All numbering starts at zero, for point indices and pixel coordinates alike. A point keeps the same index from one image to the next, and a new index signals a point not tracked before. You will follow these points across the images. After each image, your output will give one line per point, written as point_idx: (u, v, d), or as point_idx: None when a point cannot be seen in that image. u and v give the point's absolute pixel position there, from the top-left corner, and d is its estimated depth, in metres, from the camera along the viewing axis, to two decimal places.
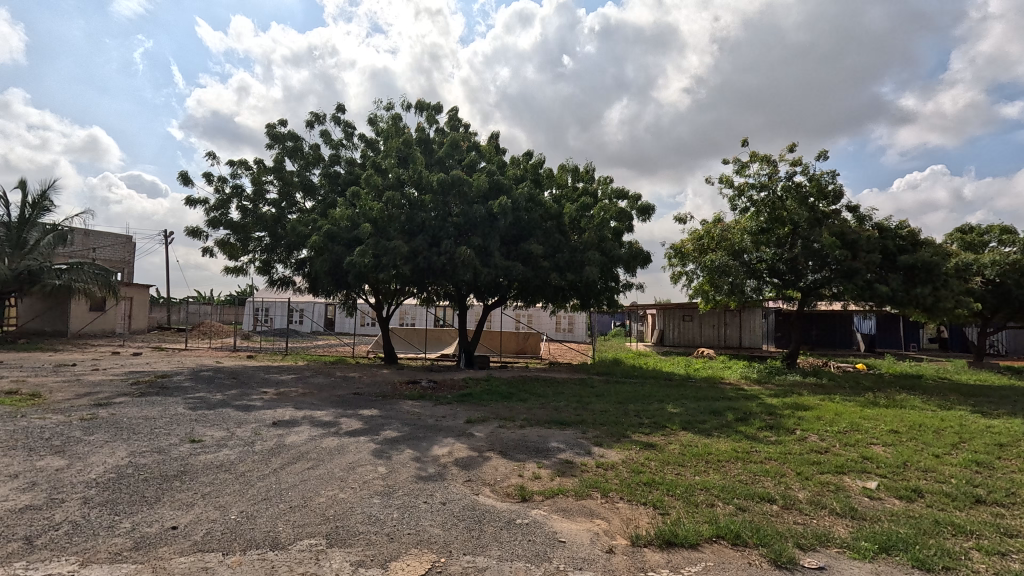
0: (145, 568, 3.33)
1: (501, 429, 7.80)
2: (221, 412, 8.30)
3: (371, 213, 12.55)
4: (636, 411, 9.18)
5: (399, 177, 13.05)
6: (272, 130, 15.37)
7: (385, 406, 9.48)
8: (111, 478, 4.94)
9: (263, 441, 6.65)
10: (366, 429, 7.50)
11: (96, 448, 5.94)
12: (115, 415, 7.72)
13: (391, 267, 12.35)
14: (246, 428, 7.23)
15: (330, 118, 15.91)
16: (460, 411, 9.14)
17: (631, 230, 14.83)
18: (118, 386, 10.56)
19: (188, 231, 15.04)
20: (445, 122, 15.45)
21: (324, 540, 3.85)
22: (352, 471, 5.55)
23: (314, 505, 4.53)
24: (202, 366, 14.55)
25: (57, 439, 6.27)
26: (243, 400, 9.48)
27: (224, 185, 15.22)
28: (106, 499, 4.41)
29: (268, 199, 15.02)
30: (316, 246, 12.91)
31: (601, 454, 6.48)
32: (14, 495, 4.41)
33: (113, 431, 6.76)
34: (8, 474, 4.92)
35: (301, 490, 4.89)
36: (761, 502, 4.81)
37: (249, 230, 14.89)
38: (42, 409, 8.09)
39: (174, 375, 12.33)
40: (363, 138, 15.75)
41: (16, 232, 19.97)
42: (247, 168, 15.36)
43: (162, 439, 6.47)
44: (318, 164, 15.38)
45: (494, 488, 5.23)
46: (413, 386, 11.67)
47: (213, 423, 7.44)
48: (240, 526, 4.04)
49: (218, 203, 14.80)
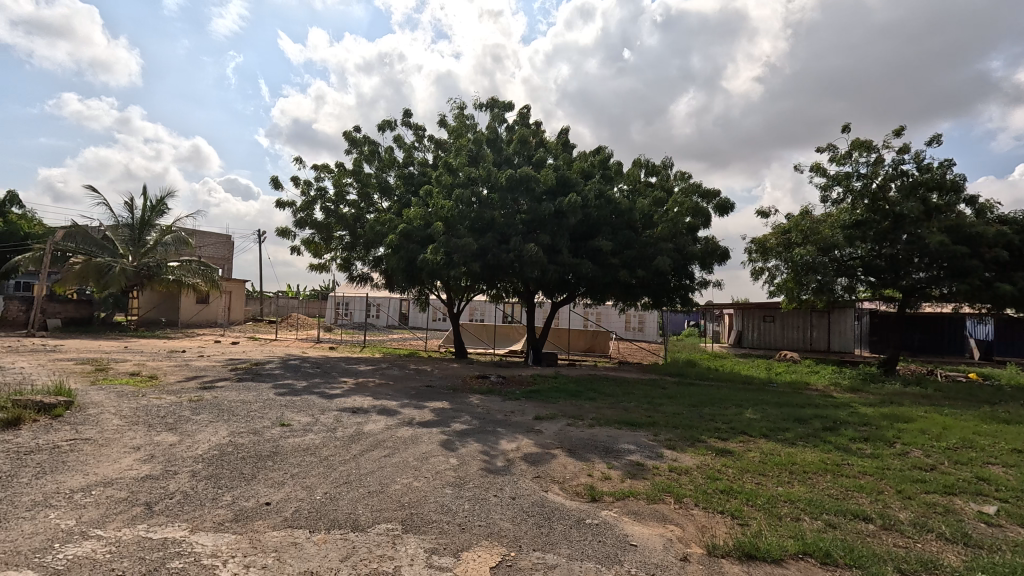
0: (244, 538, 3.65)
1: (570, 428, 7.76)
2: (306, 399, 8.90)
3: (442, 212, 12.92)
4: (711, 415, 8.77)
5: (470, 175, 13.22)
6: (350, 136, 16.21)
7: (455, 399, 9.72)
8: (215, 455, 5.45)
9: (345, 427, 7.05)
10: (438, 421, 7.76)
11: (202, 427, 6.59)
12: (217, 398, 8.52)
13: (462, 264, 12.64)
14: (329, 415, 7.70)
15: (403, 121, 16.56)
16: (529, 408, 9.19)
17: (707, 226, 14.14)
18: (220, 372, 11.64)
19: (279, 231, 16.28)
20: (513, 120, 15.58)
21: (400, 525, 4.02)
22: (425, 461, 5.74)
23: (390, 491, 4.74)
24: (290, 356, 15.64)
25: (171, 417, 7.03)
26: (326, 389, 10.12)
27: (309, 188, 16.28)
28: (210, 474, 4.87)
29: (348, 201, 15.85)
30: (391, 244, 13.51)
31: (674, 458, 6.26)
32: (137, 465, 4.99)
33: (216, 412, 7.46)
34: (132, 446, 5.59)
35: (378, 476, 5.13)
36: (854, 520, 4.43)
37: (332, 229, 15.79)
38: (157, 390, 9.09)
39: (266, 364, 13.38)
40: (433, 140, 16.25)
41: (137, 232, 23.01)
42: (330, 171, 16.35)
43: (257, 421, 7.05)
44: (392, 167, 16.06)
45: (563, 486, 5.20)
46: (483, 381, 11.87)
47: (299, 409, 8.00)
48: (325, 506, 4.31)
49: (304, 205, 15.84)
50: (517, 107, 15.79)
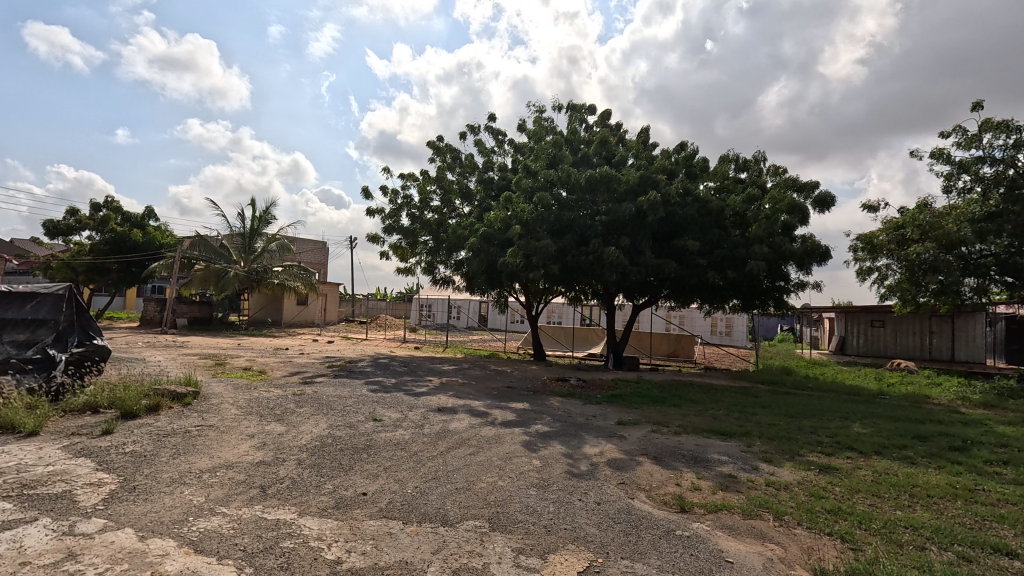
0: (345, 524, 3.90)
1: (655, 434, 7.51)
2: (395, 396, 9.37)
3: (522, 215, 13.05)
4: (812, 427, 8.08)
5: (549, 178, 13.25)
6: (434, 144, 16.86)
7: (536, 401, 9.76)
8: (317, 445, 5.89)
9: (432, 424, 7.34)
10: (519, 422, 7.84)
11: (305, 419, 7.16)
12: (317, 392, 9.22)
13: (541, 266, 12.69)
14: (417, 412, 8.05)
15: (484, 127, 16.97)
16: (611, 412, 9.01)
17: (805, 223, 13.08)
18: (318, 368, 12.57)
19: (369, 237, 17.29)
20: (592, 120, 15.41)
21: (486, 523, 4.10)
22: (509, 460, 5.82)
23: (477, 489, 4.85)
24: (380, 354, 16.55)
25: (279, 408, 7.71)
26: (413, 387, 10.59)
27: (396, 196, 17.15)
28: (314, 462, 5.28)
29: (431, 207, 16.50)
30: (472, 247, 13.87)
31: (770, 472, 5.84)
32: (253, 451, 5.53)
33: (316, 405, 8.08)
34: (248, 434, 6.20)
35: (464, 473, 5.27)
36: (996, 555, 3.87)
37: (417, 234, 16.52)
38: (267, 383, 10.00)
39: (359, 362, 14.27)
40: (513, 144, 16.49)
41: (248, 241, 25.47)
42: (415, 179, 17.12)
43: (352, 415, 7.54)
44: (473, 172, 16.50)
45: (649, 494, 5.04)
46: (563, 384, 11.83)
47: (389, 405, 8.44)
48: (416, 499, 4.50)
49: (392, 212, 16.70)
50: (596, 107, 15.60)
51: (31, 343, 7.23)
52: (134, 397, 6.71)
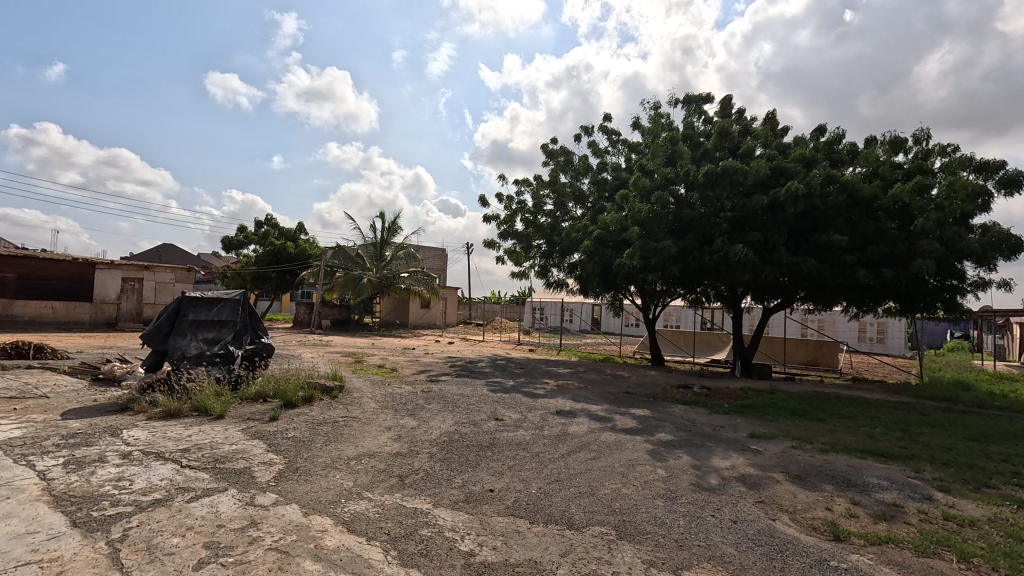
0: (476, 519, 4.06)
1: (796, 451, 6.77)
2: (514, 397, 9.60)
3: (639, 215, 12.66)
4: (1004, 455, 6.71)
5: (666, 176, 12.70)
6: (547, 148, 17.04)
7: (657, 408, 9.37)
8: (446, 440, 6.23)
9: (552, 427, 7.38)
10: (640, 428, 7.57)
11: (434, 415, 7.62)
12: (443, 390, 9.78)
13: (660, 268, 12.18)
14: (536, 414, 8.17)
15: (597, 128, 16.79)
16: (742, 424, 8.33)
17: (987, 210, 10.99)
18: (442, 367, 13.33)
19: (486, 243, 17.96)
20: (714, 111, 14.48)
21: (613, 530, 4.01)
22: (632, 468, 5.63)
23: (601, 494, 4.77)
24: (497, 356, 17.09)
25: (410, 404, 8.31)
26: (531, 388, 10.77)
27: (511, 202, 17.62)
28: (444, 457, 5.58)
29: (545, 211, 16.69)
30: (587, 250, 13.74)
31: (949, 504, 4.95)
32: (390, 443, 6.01)
33: (443, 402, 8.57)
34: (386, 426, 6.77)
35: (587, 478, 5.22)
36: None
37: (531, 239, 16.79)
38: (399, 380, 10.84)
39: (478, 362, 14.90)
40: (627, 143, 16.10)
41: (379, 250, 27.91)
42: (529, 184, 17.44)
43: (476, 413, 7.86)
44: (586, 174, 16.38)
45: (794, 517, 4.55)
46: (685, 391, 11.22)
47: (510, 405, 8.67)
48: (540, 500, 4.54)
49: (507, 217, 17.19)
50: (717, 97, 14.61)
51: (217, 340, 8.60)
52: (293, 389, 7.65)
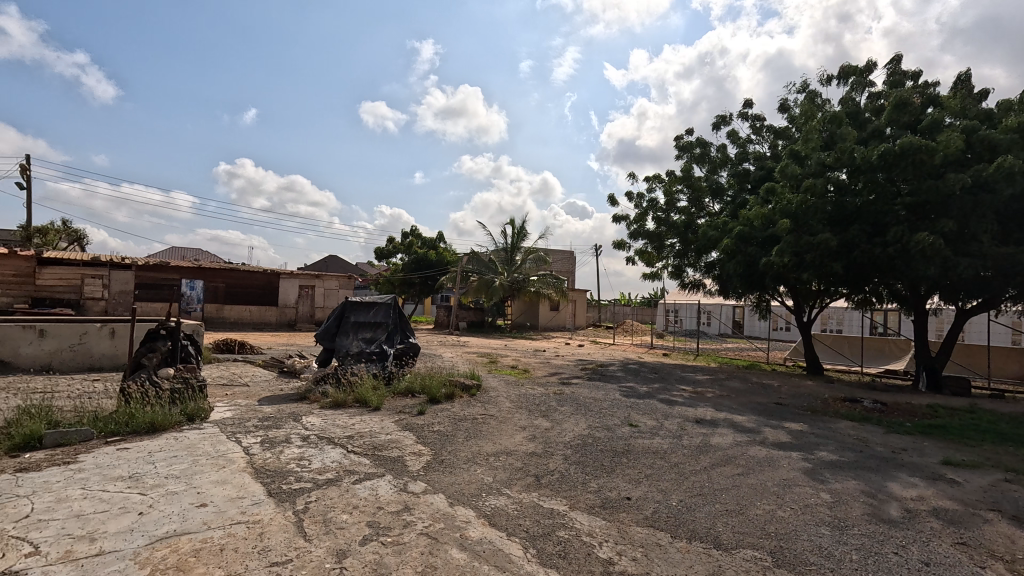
0: (614, 526, 3.97)
1: (1010, 485, 5.49)
2: (649, 403, 9.23)
3: (790, 207, 11.41)
4: None
5: (824, 161, 11.28)
6: (680, 142, 16.15)
7: (817, 423, 8.30)
8: (580, 444, 6.20)
9: (691, 436, 6.93)
10: (797, 445, 6.76)
11: (567, 417, 7.63)
12: (575, 393, 9.76)
13: (816, 265, 10.84)
14: (673, 422, 7.75)
15: (738, 115, 15.51)
16: (930, 448, 7.00)
17: None
18: (573, 370, 13.33)
19: (615, 244, 17.58)
20: (884, 81, 12.49)
21: (768, 556, 3.63)
22: (788, 489, 5.04)
23: (752, 514, 4.36)
24: (629, 360, 16.62)
25: (543, 405, 8.44)
26: (667, 395, 10.26)
27: (642, 200, 17.01)
28: (579, 460, 5.56)
29: (678, 207, 15.82)
30: (727, 249, 12.75)
31: None
32: (525, 442, 6.15)
33: (575, 405, 8.56)
34: (521, 425, 6.95)
35: (735, 495, 4.80)
36: None
37: (664, 238, 16.03)
38: (532, 382, 11.08)
39: (609, 365, 14.63)
40: (773, 129, 14.63)
41: (509, 255, 28.92)
42: (660, 181, 16.70)
43: (609, 418, 7.70)
44: (725, 166, 15.22)
45: (1011, 568, 3.68)
46: (851, 405, 9.77)
47: (644, 412, 8.35)
48: (682, 514, 4.28)
49: (637, 216, 16.64)
50: (889, 65, 12.56)
51: (373, 340, 9.62)
52: (436, 386, 8.24)
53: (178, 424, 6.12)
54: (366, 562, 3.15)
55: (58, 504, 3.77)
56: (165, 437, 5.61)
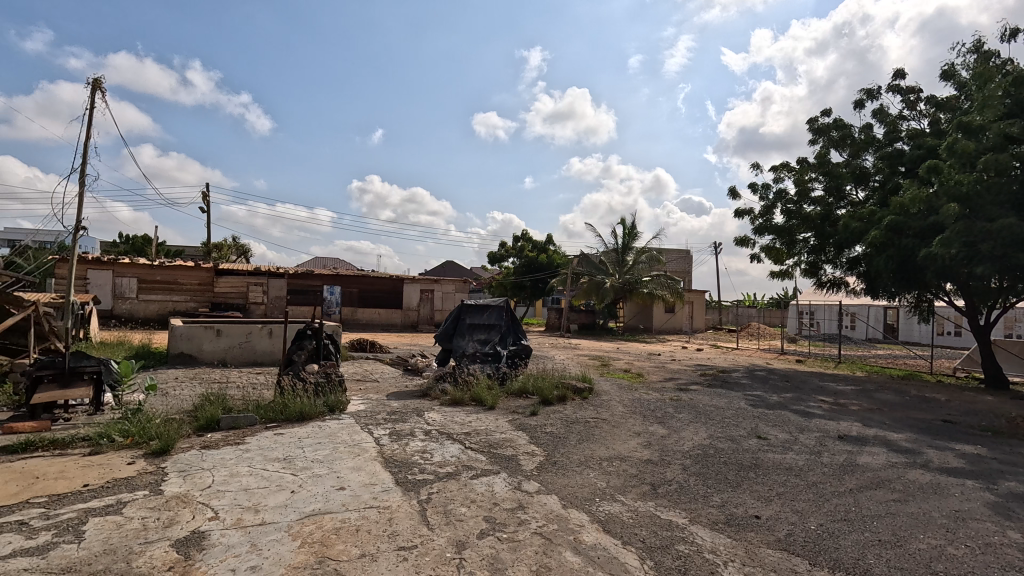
0: (740, 546, 3.67)
1: None
2: (781, 414, 8.40)
3: (959, 190, 9.70)
4: None
5: (1007, 133, 9.45)
6: (814, 125, 14.54)
7: (1001, 446, 6.92)
8: (700, 454, 5.84)
9: (833, 454, 6.18)
10: (973, 472, 5.69)
11: (685, 425, 7.24)
12: (693, 399, 9.22)
13: (998, 258, 9.08)
14: (810, 436, 6.97)
15: (886, 89, 13.57)
16: None
17: None
18: (692, 376, 12.60)
19: (738, 241, 16.33)
20: None
21: None
22: (963, 523, 4.26)
23: (912, 549, 3.76)
24: (755, 366, 15.31)
25: (659, 411, 8.09)
26: (801, 405, 9.27)
27: (768, 192, 15.60)
28: (699, 471, 5.23)
29: (813, 198, 14.24)
30: (876, 242, 11.19)
31: None
32: (640, 449, 5.95)
33: (694, 413, 8.08)
34: (635, 431, 6.74)
35: (890, 524, 4.18)
36: None
37: (795, 232, 14.51)
38: (646, 386, 10.70)
39: (732, 371, 13.61)
40: (934, 100, 12.56)
41: (620, 256, 28.24)
42: (790, 169, 15.17)
43: (733, 429, 7.15)
44: (871, 147, 13.40)
45: None
46: None
47: (775, 423, 7.62)
48: (823, 540, 3.83)
49: (763, 210, 15.29)
50: None
51: (488, 341, 9.97)
52: (549, 388, 8.31)
53: (322, 414, 6.89)
54: (483, 556, 3.27)
55: (231, 478, 4.44)
56: (312, 425, 6.35)
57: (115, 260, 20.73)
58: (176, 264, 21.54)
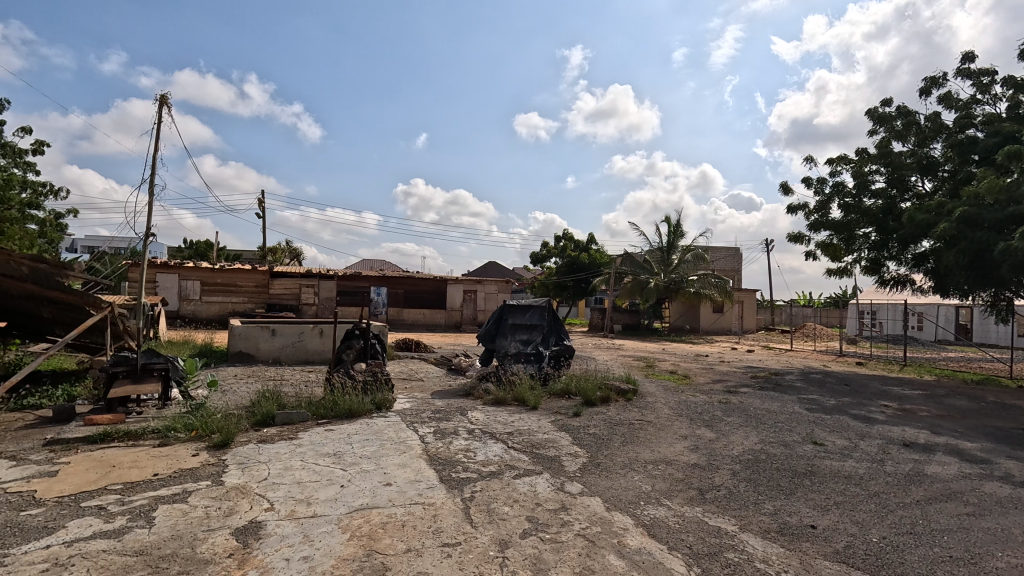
0: (795, 556, 3.51)
1: None
2: (839, 419, 7.97)
3: None
4: None
5: None
6: (874, 114, 13.72)
7: None
8: (751, 459, 5.62)
9: (897, 462, 5.80)
10: None
11: (735, 429, 6.99)
12: (743, 402, 8.89)
13: None
14: (872, 443, 6.57)
15: (957, 73, 12.64)
16: None
17: None
18: (742, 378, 12.15)
19: (791, 237, 15.61)
20: None
21: None
22: None
23: (988, 567, 3.48)
24: (811, 368, 14.58)
25: (707, 414, 7.85)
26: (862, 410, 8.76)
27: (824, 186, 14.84)
28: (750, 477, 5.04)
29: (873, 191, 13.43)
30: (945, 235, 10.43)
31: None
32: (687, 453, 5.79)
33: (744, 416, 7.79)
34: (682, 435, 6.56)
35: (963, 540, 3.88)
36: None
37: (854, 227, 13.73)
38: (693, 388, 10.40)
39: (786, 374, 13.02)
40: (1012, 82, 11.59)
41: (665, 254, 27.60)
42: (848, 161, 14.38)
43: (787, 434, 6.84)
44: (940, 136, 12.51)
45: None
46: None
47: (832, 429, 7.24)
48: (886, 554, 3.61)
49: (818, 205, 14.56)
50: None
51: (530, 341, 9.98)
52: (592, 389, 8.22)
53: (369, 411, 7.09)
54: (526, 555, 3.27)
55: (285, 471, 4.66)
56: (360, 422, 6.56)
57: (180, 264, 22.10)
58: (235, 267, 22.74)
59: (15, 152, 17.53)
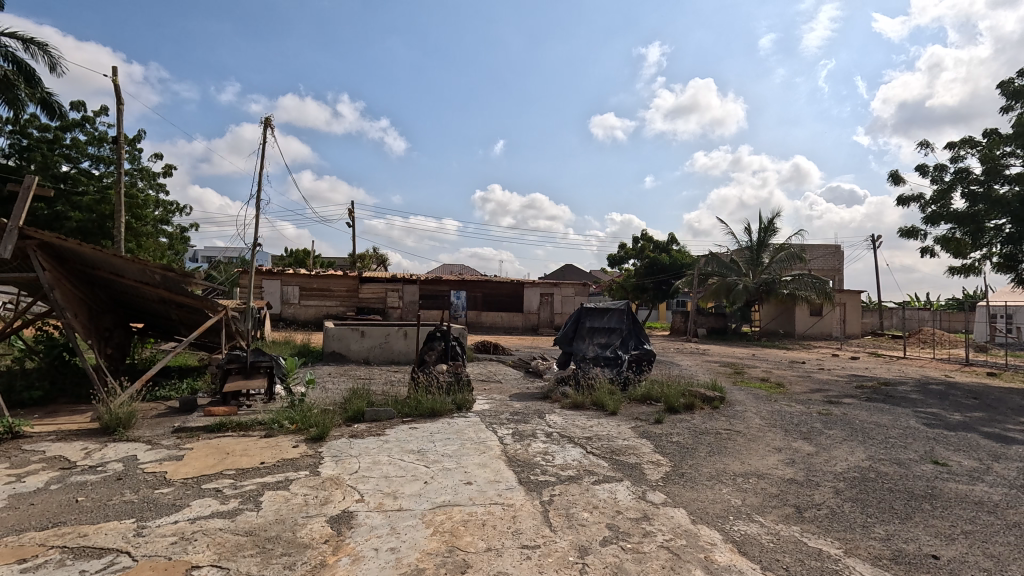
0: None
1: None
2: (966, 436, 7.02)
3: None
4: None
5: None
6: (1008, 88, 11.97)
7: None
8: (857, 478, 5.10)
9: None
10: None
11: (837, 443, 6.38)
12: (847, 415, 8.09)
13: None
14: (1009, 466, 5.71)
15: None
16: None
17: None
18: (845, 387, 11.06)
19: (903, 232, 14.05)
20: None
21: None
22: None
23: None
24: (929, 378, 12.97)
25: (804, 426, 7.23)
26: (995, 427, 7.65)
27: (944, 173, 13.19)
28: (856, 497, 4.58)
29: (1008, 176, 11.71)
30: None
31: None
32: (782, 467, 5.37)
33: (848, 430, 7.08)
34: (775, 447, 6.11)
35: None
36: None
37: (984, 219, 12.07)
38: (788, 397, 9.64)
39: (898, 384, 11.68)
40: None
41: (755, 254, 25.96)
42: (974, 144, 12.68)
43: (900, 451, 6.15)
44: None
45: None
46: None
47: (958, 447, 6.41)
48: None
49: (937, 195, 12.98)
50: None
51: (608, 344, 9.81)
52: (675, 395, 7.90)
53: (450, 411, 7.33)
54: (607, 563, 3.21)
55: (374, 465, 4.92)
56: (441, 421, 6.77)
57: (283, 271, 24.18)
58: (329, 273, 24.50)
59: (149, 174, 20.15)
